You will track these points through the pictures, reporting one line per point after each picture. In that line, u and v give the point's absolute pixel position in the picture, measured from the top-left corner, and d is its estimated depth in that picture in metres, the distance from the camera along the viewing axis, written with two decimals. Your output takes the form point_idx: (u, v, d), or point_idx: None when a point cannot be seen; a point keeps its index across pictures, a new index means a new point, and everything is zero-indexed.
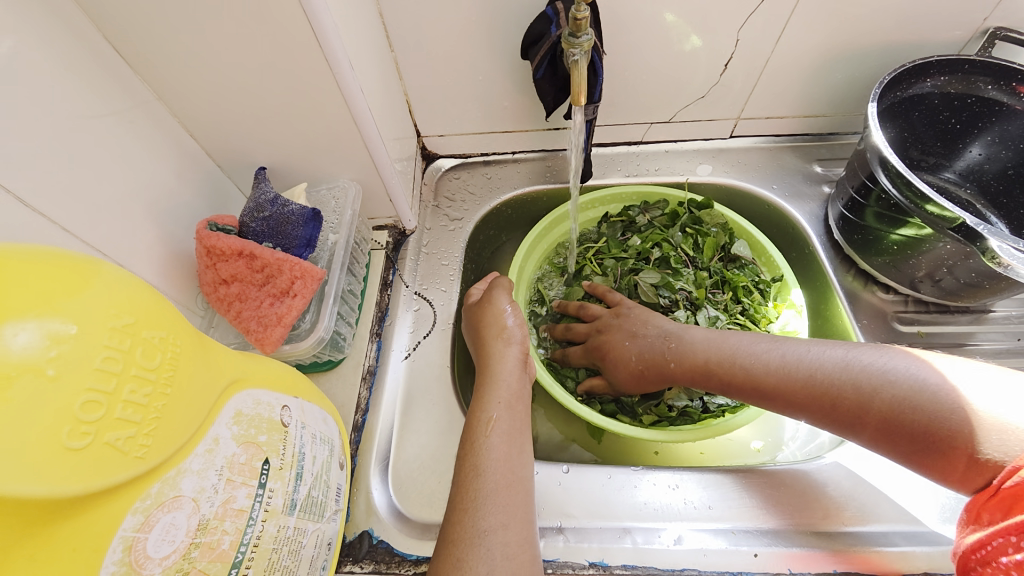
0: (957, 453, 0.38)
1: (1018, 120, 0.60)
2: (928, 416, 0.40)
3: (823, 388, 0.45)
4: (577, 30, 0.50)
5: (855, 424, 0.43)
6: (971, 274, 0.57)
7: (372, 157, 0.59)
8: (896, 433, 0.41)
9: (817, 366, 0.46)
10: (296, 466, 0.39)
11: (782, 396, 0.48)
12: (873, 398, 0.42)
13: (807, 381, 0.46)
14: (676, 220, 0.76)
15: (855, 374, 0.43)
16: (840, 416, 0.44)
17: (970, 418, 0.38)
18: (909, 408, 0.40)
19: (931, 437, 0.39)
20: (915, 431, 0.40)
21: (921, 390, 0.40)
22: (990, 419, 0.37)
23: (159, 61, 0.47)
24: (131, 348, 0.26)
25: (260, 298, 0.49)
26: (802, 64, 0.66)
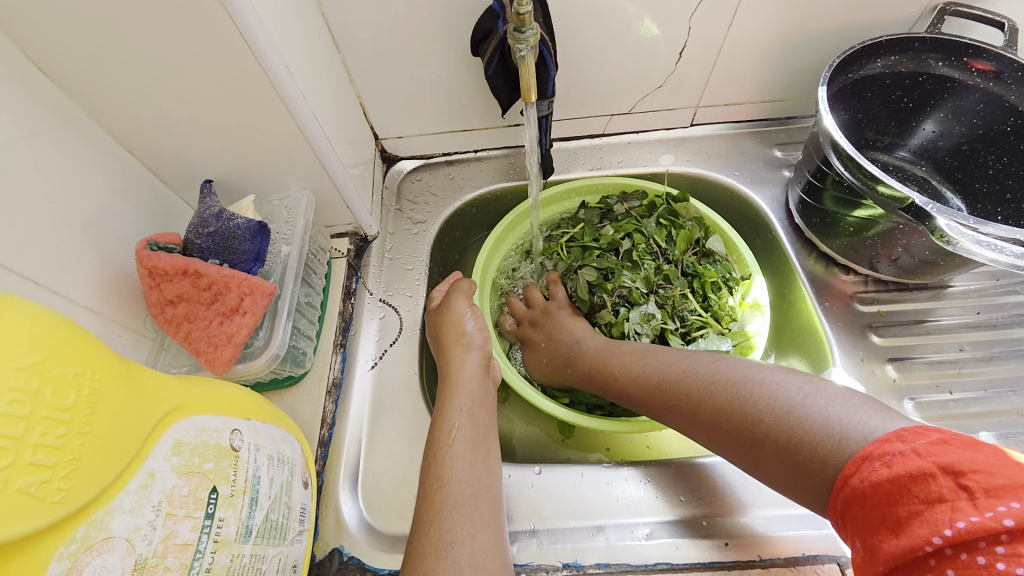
0: (769, 453, 0.39)
1: (970, 96, 0.61)
2: (744, 416, 0.41)
3: (672, 391, 0.48)
4: (521, 25, 0.49)
5: (695, 426, 0.46)
6: (926, 252, 0.58)
7: (324, 164, 0.57)
8: (723, 430, 0.43)
9: (673, 372, 0.50)
10: (250, 491, 0.38)
11: (646, 400, 0.52)
12: (703, 396, 0.45)
13: (661, 386, 0.50)
14: (653, 211, 0.75)
15: (700, 377, 0.47)
16: (686, 418, 0.47)
17: (776, 418, 0.39)
18: (728, 404, 0.43)
19: (745, 432, 0.41)
20: (736, 431, 0.42)
21: (743, 392, 0.42)
22: (792, 420, 0.38)
23: (85, 75, 0.45)
24: (39, 388, 0.24)
25: (209, 317, 0.47)
26: (756, 49, 0.66)
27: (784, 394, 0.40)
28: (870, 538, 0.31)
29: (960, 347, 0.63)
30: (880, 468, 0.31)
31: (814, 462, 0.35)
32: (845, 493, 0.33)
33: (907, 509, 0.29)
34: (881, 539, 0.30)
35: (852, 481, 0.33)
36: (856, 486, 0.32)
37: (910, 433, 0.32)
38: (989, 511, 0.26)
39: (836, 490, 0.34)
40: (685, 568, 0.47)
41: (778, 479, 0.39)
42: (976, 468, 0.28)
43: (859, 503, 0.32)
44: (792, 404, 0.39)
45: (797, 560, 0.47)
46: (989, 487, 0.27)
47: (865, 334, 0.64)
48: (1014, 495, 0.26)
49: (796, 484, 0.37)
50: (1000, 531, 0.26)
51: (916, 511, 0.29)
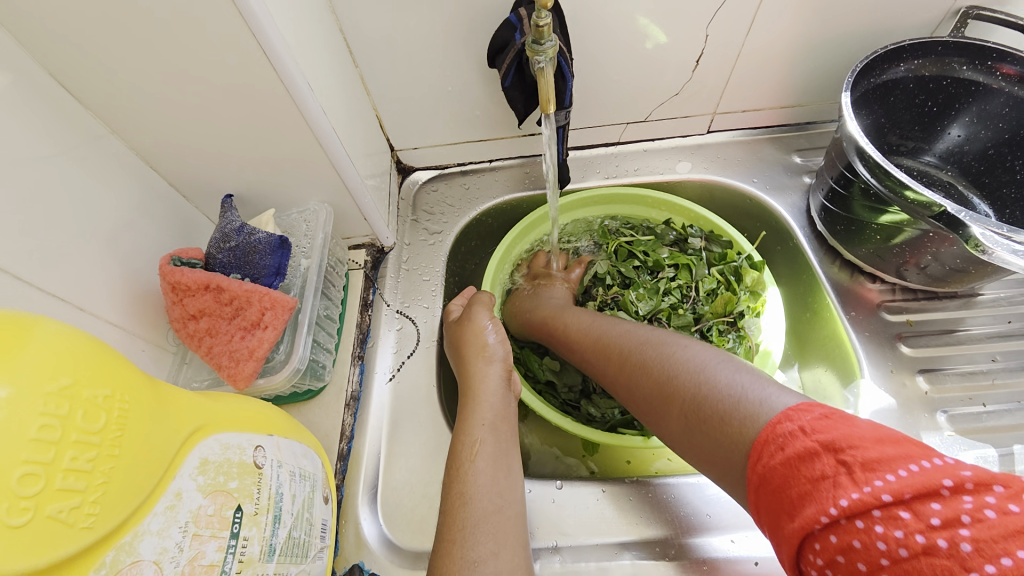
0: (675, 411, 0.42)
1: (996, 99, 0.60)
2: (662, 373, 0.45)
3: (609, 348, 0.52)
4: (540, 37, 0.49)
5: (620, 383, 0.49)
6: (956, 260, 0.56)
7: (341, 177, 0.57)
8: (636, 385, 0.47)
9: (612, 333, 0.53)
10: (273, 509, 0.38)
11: (586, 356, 0.55)
12: (629, 354, 0.49)
13: (599, 343, 0.54)
14: (721, 262, 0.74)
15: (634, 338, 0.50)
16: (613, 373, 0.50)
17: (688, 379, 0.42)
18: (646, 363, 0.47)
19: (654, 388, 0.45)
20: (651, 388, 0.45)
21: (666, 353, 0.46)
22: (702, 380, 0.41)
23: (111, 94, 0.45)
24: (70, 411, 0.23)
25: (230, 332, 0.47)
26: (774, 55, 0.65)
27: (700, 360, 0.43)
28: (778, 524, 0.33)
29: (993, 357, 0.61)
30: (776, 453, 0.33)
31: (713, 419, 0.39)
32: (754, 480, 0.35)
33: (798, 491, 0.32)
34: (785, 523, 0.32)
35: (758, 466, 0.34)
36: (759, 470, 0.34)
37: (796, 413, 0.34)
38: (866, 485, 0.29)
39: (746, 470, 0.35)
40: None
41: (680, 439, 0.42)
42: (851, 444, 0.31)
43: (763, 486, 0.34)
44: (703, 371, 0.42)
45: None
46: (864, 461, 0.30)
47: (894, 344, 0.62)
48: (886, 468, 0.29)
49: (695, 444, 0.40)
50: (878, 504, 0.29)
51: (810, 493, 0.31)
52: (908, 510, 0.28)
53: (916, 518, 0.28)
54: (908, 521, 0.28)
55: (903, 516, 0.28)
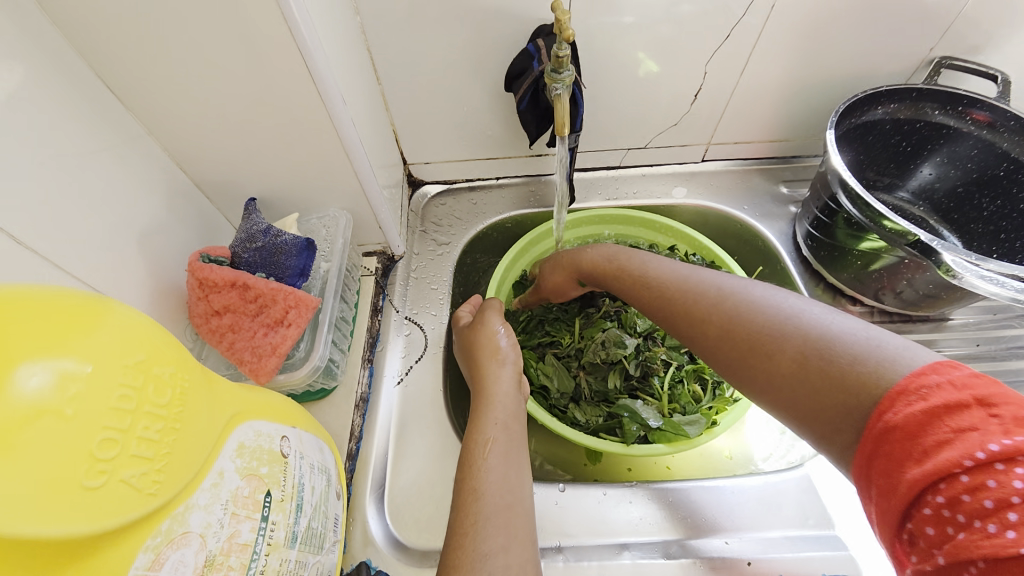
0: (782, 365, 0.39)
1: (965, 142, 0.66)
2: (766, 324, 0.40)
3: (686, 298, 0.47)
4: (559, 66, 0.54)
5: (701, 335, 0.45)
6: (928, 286, 0.61)
7: (363, 186, 0.60)
8: (730, 340, 0.42)
9: (689, 282, 0.48)
10: (296, 498, 0.39)
11: (655, 309, 0.50)
12: (718, 306, 0.44)
13: (672, 293, 0.49)
14: None
15: (719, 286, 0.46)
16: (692, 326, 0.46)
17: (799, 332, 0.39)
18: (743, 317, 0.42)
19: (756, 344, 0.40)
20: (749, 343, 0.41)
21: (767, 303, 0.42)
22: (822, 333, 0.38)
23: (155, 98, 0.48)
24: (143, 384, 0.26)
25: (254, 328, 0.49)
26: (764, 93, 0.71)
27: (812, 312, 0.40)
28: (893, 471, 0.30)
29: None
30: (915, 401, 0.31)
31: (834, 374, 0.35)
32: (876, 429, 0.32)
33: (935, 438, 0.29)
34: (907, 470, 0.29)
35: (886, 415, 0.32)
36: (889, 420, 0.31)
37: (942, 365, 0.31)
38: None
39: (868, 422, 0.33)
40: None
41: (778, 394, 0.39)
42: (1007, 399, 0.28)
43: (888, 438, 0.31)
44: (820, 325, 0.38)
45: None
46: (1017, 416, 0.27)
47: None
48: None
49: (804, 401, 0.37)
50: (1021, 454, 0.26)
51: (946, 440, 0.28)
52: None
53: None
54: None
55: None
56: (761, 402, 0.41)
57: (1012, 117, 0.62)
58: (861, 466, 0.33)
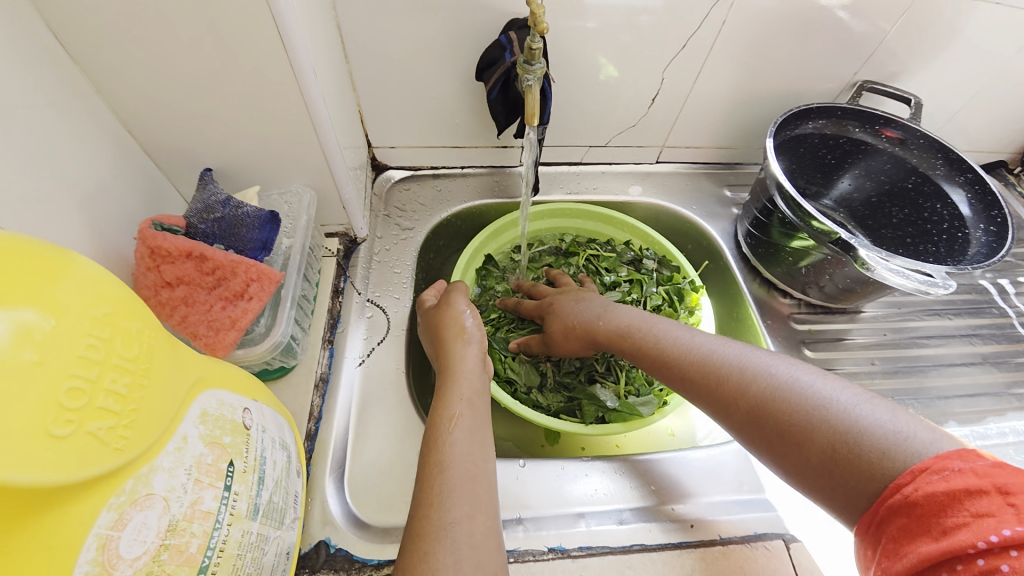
0: (809, 451, 0.40)
1: (879, 158, 0.75)
2: (795, 405, 0.42)
3: (715, 373, 0.49)
4: (531, 59, 0.56)
5: (732, 412, 0.46)
6: (846, 280, 0.69)
7: (328, 163, 0.59)
8: (757, 422, 0.44)
9: (719, 357, 0.50)
10: (258, 470, 0.38)
11: (683, 379, 0.52)
12: (745, 388, 0.46)
13: (701, 366, 0.50)
14: (670, 284, 0.82)
15: (750, 365, 0.47)
16: (724, 404, 0.47)
17: (827, 415, 0.40)
18: (771, 401, 0.43)
19: (785, 429, 0.42)
20: (778, 425, 0.42)
21: (795, 385, 0.43)
22: (850, 418, 0.39)
23: (105, 53, 0.45)
24: (111, 337, 0.25)
25: (210, 302, 0.47)
26: (713, 103, 0.77)
27: (840, 395, 0.41)
28: (907, 541, 0.33)
29: (872, 361, 0.75)
30: (936, 479, 0.33)
31: (860, 461, 0.37)
32: (893, 500, 0.35)
33: (954, 520, 0.31)
34: (920, 543, 0.32)
35: (905, 488, 0.34)
36: (909, 494, 0.34)
37: (971, 453, 0.33)
38: None
39: (885, 496, 0.35)
40: (657, 547, 0.51)
41: (807, 478, 0.40)
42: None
43: (905, 510, 0.34)
44: (846, 410, 0.40)
45: (749, 537, 0.53)
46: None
47: (799, 348, 0.75)
48: None
49: (832, 485, 0.39)
50: None
51: (964, 522, 0.31)
52: None
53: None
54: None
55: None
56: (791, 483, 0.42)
57: (920, 136, 0.72)
58: (870, 530, 0.36)
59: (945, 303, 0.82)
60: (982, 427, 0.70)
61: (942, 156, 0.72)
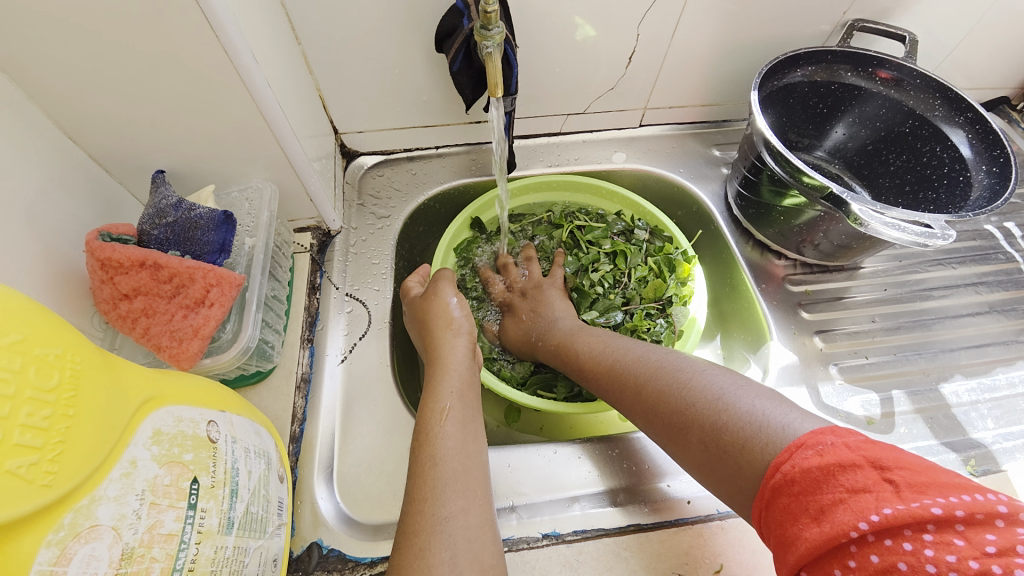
0: (693, 440, 0.42)
1: (873, 102, 0.71)
2: (680, 398, 0.44)
3: (622, 374, 0.51)
4: (488, 23, 0.52)
5: (635, 409, 0.49)
6: (841, 237, 0.66)
7: (287, 155, 0.56)
8: (652, 414, 0.46)
9: (627, 356, 0.53)
10: (229, 483, 0.36)
11: (598, 381, 0.54)
12: (643, 385, 0.48)
13: (611, 368, 0.53)
14: (662, 254, 0.79)
15: (651, 363, 0.49)
16: (629, 401, 0.49)
17: (705, 405, 0.42)
18: (662, 394, 0.46)
19: (673, 419, 0.44)
20: (668, 417, 0.44)
21: (683, 380, 0.45)
22: (722, 405, 0.41)
23: (29, 56, 0.42)
24: (22, 367, 0.24)
25: (170, 311, 0.45)
26: (695, 57, 0.72)
27: (719, 385, 0.43)
28: (793, 524, 0.33)
29: (873, 319, 0.72)
30: (812, 456, 0.33)
31: (733, 446, 0.38)
32: (774, 481, 0.35)
33: (831, 497, 0.32)
34: (804, 526, 0.32)
35: (784, 467, 0.34)
36: (787, 472, 0.34)
37: (840, 428, 0.34)
38: (913, 501, 0.29)
39: (767, 478, 0.35)
40: (652, 526, 0.50)
41: (698, 466, 0.42)
42: (899, 463, 0.31)
43: (787, 490, 0.34)
44: (723, 394, 0.42)
45: None
46: (911, 482, 0.30)
47: (795, 311, 0.72)
48: (934, 490, 0.30)
49: (715, 471, 0.40)
50: (927, 521, 0.29)
51: (842, 500, 0.31)
52: (961, 537, 0.28)
53: (971, 546, 0.27)
54: (962, 548, 0.28)
55: (956, 542, 0.28)
56: (688, 472, 0.44)
57: (916, 76, 0.67)
58: (761, 514, 0.36)
59: (948, 252, 0.79)
60: (988, 379, 0.68)
61: (940, 95, 0.67)
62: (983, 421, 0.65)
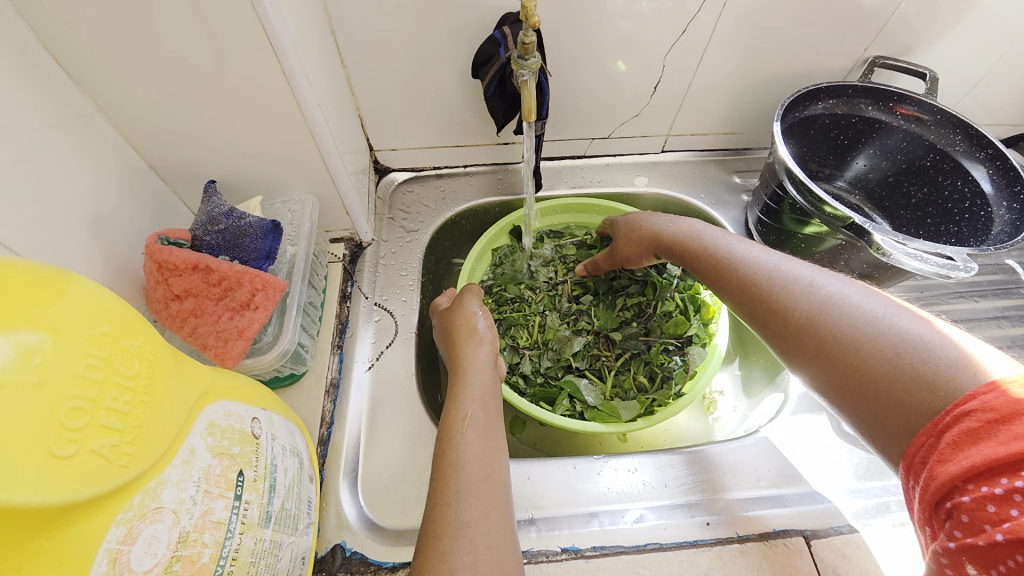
0: (852, 368, 0.39)
1: (894, 136, 0.73)
2: (849, 324, 0.41)
3: (773, 288, 0.48)
4: (525, 53, 0.55)
5: (776, 332, 0.47)
6: (863, 266, 0.67)
7: (329, 170, 0.59)
8: (804, 333, 0.44)
9: (762, 277, 0.50)
10: (269, 478, 0.38)
11: (741, 294, 0.51)
12: (803, 300, 0.45)
13: (745, 283, 0.51)
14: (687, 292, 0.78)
15: (813, 283, 0.46)
16: (778, 317, 0.46)
17: (872, 334, 0.39)
18: (824, 315, 0.42)
19: (832, 345, 0.41)
20: (821, 342, 0.42)
21: (854, 306, 0.42)
22: (905, 340, 0.37)
23: (105, 73, 0.46)
24: (110, 355, 0.26)
25: (218, 312, 0.47)
26: (718, 87, 0.75)
27: (903, 320, 0.39)
28: (968, 446, 0.31)
29: None
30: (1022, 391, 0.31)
31: (894, 374, 0.37)
32: (963, 409, 0.33)
33: None
34: (985, 446, 0.30)
35: (983, 397, 0.32)
36: (986, 402, 0.32)
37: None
38: None
39: (955, 406, 0.33)
40: (672, 546, 0.51)
41: (845, 396, 0.40)
42: None
43: (976, 417, 0.32)
44: (908, 331, 0.38)
45: (768, 534, 0.52)
46: None
47: None
48: None
49: (867, 403, 0.38)
50: None
51: None
52: None
53: None
54: None
55: None
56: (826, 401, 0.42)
57: (936, 112, 0.69)
58: (925, 441, 0.34)
59: (969, 285, 0.79)
60: None
61: (960, 131, 0.68)
62: None
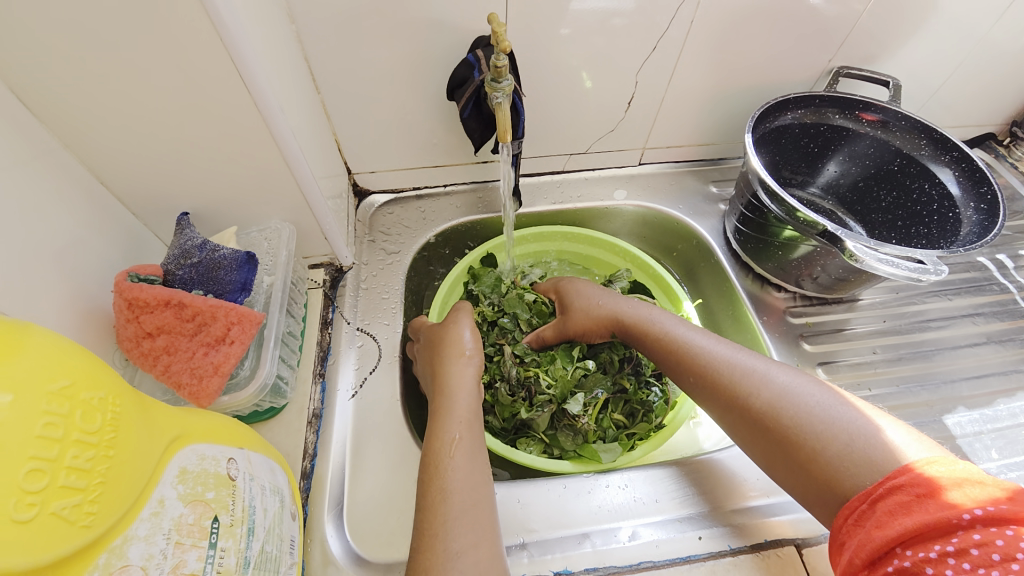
0: (814, 463, 0.44)
1: (861, 142, 0.75)
2: (802, 422, 0.46)
3: (726, 382, 0.52)
4: (498, 76, 0.56)
5: (738, 415, 0.51)
6: (839, 271, 0.69)
7: (305, 196, 0.59)
8: (764, 429, 0.48)
9: (722, 359, 0.54)
10: (247, 521, 0.37)
11: (698, 385, 0.55)
12: (756, 398, 0.50)
13: (702, 375, 0.54)
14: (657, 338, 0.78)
15: (760, 377, 0.51)
16: (738, 412, 0.51)
17: (823, 426, 0.45)
18: (779, 413, 0.48)
19: (792, 442, 0.46)
20: (782, 439, 0.47)
21: (800, 405, 0.47)
22: (851, 432, 0.44)
23: (70, 108, 0.45)
24: (71, 411, 0.25)
25: (192, 349, 0.46)
26: (690, 101, 0.77)
27: (842, 414, 0.45)
28: (900, 514, 0.38)
29: (874, 350, 0.74)
30: (942, 470, 0.39)
31: (849, 465, 0.42)
32: (895, 482, 0.40)
33: (947, 499, 0.37)
34: (915, 514, 0.37)
35: (911, 472, 0.39)
36: (914, 477, 0.39)
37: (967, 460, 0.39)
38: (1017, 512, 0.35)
39: (891, 478, 0.40)
40: (665, 563, 0.50)
41: (809, 487, 0.45)
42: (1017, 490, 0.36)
43: (905, 491, 0.39)
44: (850, 424, 0.45)
45: (761, 545, 0.52)
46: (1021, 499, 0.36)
47: (797, 342, 0.74)
48: None
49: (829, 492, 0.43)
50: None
51: (958, 502, 0.36)
52: None
53: None
54: None
55: None
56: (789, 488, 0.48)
57: (900, 117, 0.71)
58: (863, 509, 0.40)
59: (943, 283, 0.81)
60: (991, 410, 0.68)
61: (925, 136, 0.71)
62: (987, 452, 0.64)
